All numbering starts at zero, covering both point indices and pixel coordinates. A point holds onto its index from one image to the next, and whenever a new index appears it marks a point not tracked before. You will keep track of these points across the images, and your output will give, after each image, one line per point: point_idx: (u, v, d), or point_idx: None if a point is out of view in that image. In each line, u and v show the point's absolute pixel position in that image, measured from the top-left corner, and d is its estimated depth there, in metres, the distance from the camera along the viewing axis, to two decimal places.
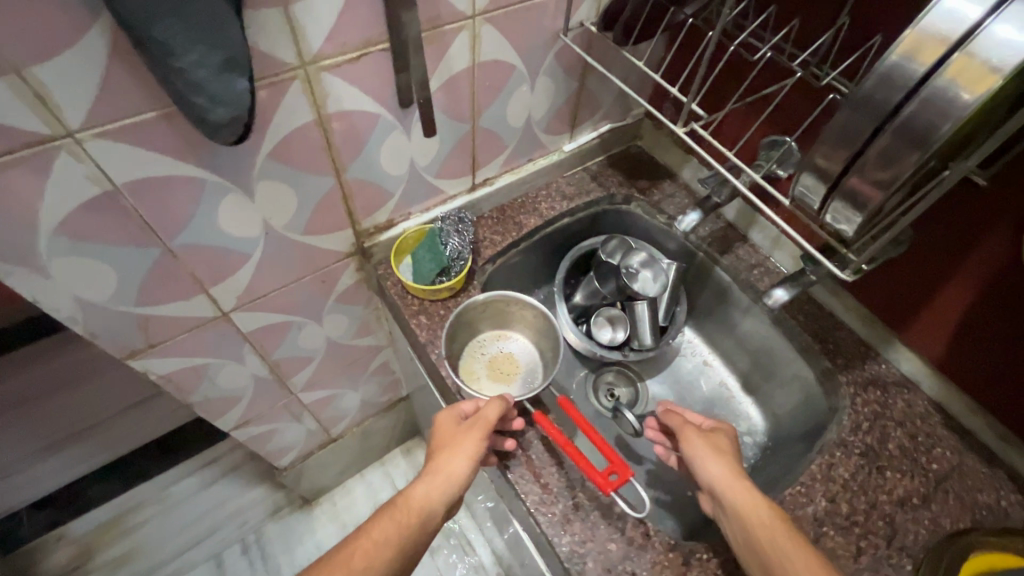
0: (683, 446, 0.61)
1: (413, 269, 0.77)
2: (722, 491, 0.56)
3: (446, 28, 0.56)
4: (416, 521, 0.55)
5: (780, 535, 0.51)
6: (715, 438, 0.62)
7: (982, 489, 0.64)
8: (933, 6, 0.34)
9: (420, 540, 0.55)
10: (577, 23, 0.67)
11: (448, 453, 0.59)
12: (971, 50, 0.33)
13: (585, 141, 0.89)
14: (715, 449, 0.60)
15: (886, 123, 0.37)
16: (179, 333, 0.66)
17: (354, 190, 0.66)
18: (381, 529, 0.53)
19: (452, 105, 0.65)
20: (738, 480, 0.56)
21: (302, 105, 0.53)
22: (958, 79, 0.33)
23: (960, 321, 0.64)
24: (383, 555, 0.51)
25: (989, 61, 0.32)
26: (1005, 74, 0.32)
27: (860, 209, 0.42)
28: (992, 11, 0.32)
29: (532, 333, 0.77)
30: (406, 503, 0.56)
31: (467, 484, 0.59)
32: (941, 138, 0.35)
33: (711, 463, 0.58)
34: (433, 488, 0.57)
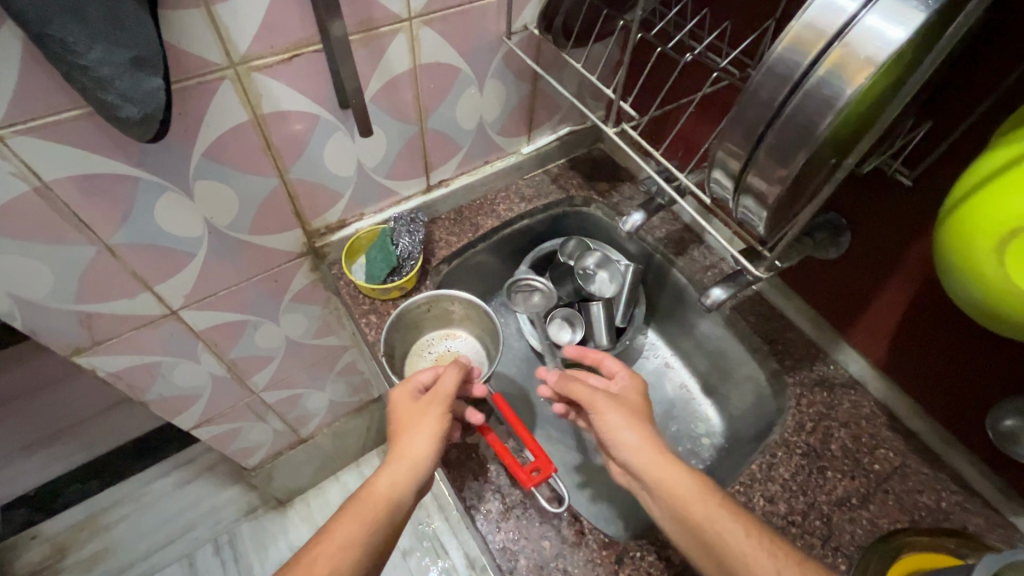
0: (595, 417, 0.60)
1: (365, 268, 0.78)
2: (642, 468, 0.55)
3: (381, 30, 0.57)
4: (382, 515, 0.54)
5: (723, 519, 0.50)
6: (624, 404, 0.61)
7: (923, 490, 0.64)
8: (812, 2, 0.34)
9: (390, 532, 0.54)
10: (521, 26, 0.68)
11: (409, 437, 0.58)
12: (846, 42, 0.33)
13: (543, 143, 0.90)
14: (628, 418, 0.58)
15: (778, 116, 0.37)
16: (126, 331, 0.67)
17: (298, 189, 0.67)
18: (344, 530, 0.52)
19: (395, 106, 0.66)
20: (659, 454, 0.55)
21: (234, 104, 0.54)
22: (836, 71, 0.34)
23: (899, 320, 0.64)
24: (348, 558, 0.51)
25: (866, 52, 0.33)
26: (878, 65, 0.33)
27: (765, 207, 0.42)
28: (866, 4, 0.33)
29: (479, 331, 0.78)
30: (369, 499, 0.55)
31: (434, 463, 0.59)
32: (824, 132, 0.35)
33: (629, 434, 0.57)
34: (397, 478, 0.56)
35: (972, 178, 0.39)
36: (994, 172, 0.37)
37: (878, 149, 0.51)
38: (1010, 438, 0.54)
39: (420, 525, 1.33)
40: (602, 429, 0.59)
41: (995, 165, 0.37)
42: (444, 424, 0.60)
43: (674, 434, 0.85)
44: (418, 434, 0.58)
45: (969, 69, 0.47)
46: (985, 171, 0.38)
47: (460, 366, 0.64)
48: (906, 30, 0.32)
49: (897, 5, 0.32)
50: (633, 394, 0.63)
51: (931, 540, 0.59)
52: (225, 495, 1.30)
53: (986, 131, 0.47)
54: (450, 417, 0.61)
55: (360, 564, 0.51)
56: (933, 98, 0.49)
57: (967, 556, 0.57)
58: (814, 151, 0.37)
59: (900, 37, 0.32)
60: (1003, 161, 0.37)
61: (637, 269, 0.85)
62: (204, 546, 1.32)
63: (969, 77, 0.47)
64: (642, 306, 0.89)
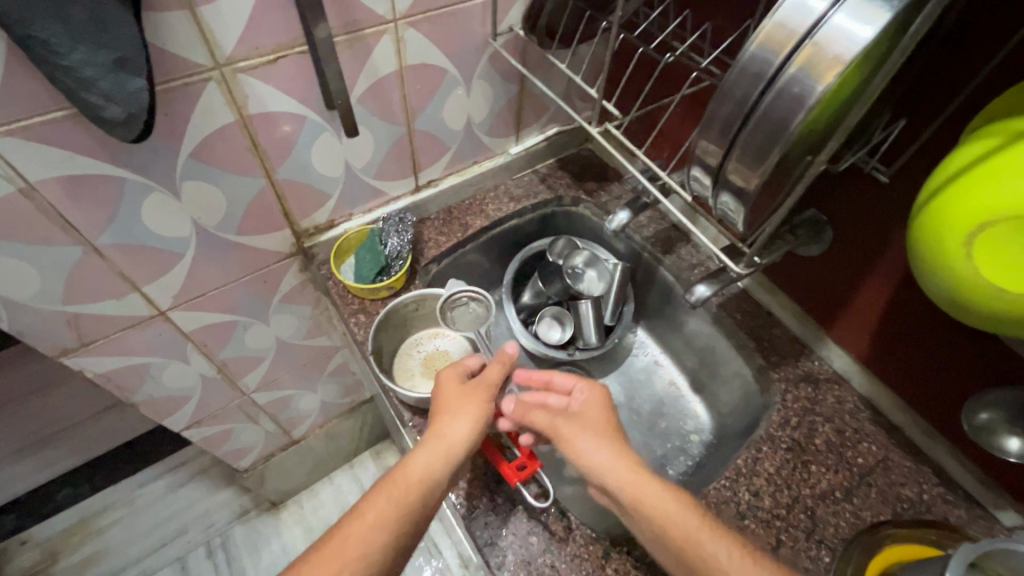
0: (561, 443, 0.60)
1: (354, 268, 0.78)
2: (617, 486, 0.55)
3: (366, 32, 0.58)
4: (416, 495, 0.55)
5: (702, 533, 0.50)
6: (586, 421, 0.61)
7: (905, 483, 0.65)
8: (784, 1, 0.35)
9: (423, 513, 0.55)
10: (507, 28, 0.69)
11: (448, 419, 0.60)
12: (816, 41, 0.34)
13: (532, 144, 0.90)
14: (594, 437, 0.59)
15: (752, 113, 0.38)
16: (114, 332, 0.67)
17: (286, 190, 0.68)
18: (376, 508, 0.53)
19: (382, 107, 0.67)
20: (632, 472, 0.55)
21: (220, 106, 0.54)
22: (806, 68, 0.34)
23: (880, 316, 0.65)
24: (380, 535, 0.51)
25: (835, 51, 0.33)
26: (846, 63, 0.33)
27: (742, 204, 0.43)
28: (834, 3, 0.33)
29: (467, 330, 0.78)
30: (403, 479, 0.55)
31: (471, 448, 0.60)
32: (797, 129, 0.36)
33: (597, 454, 0.58)
34: (433, 459, 0.57)
35: (943, 175, 0.40)
36: (963, 168, 0.38)
37: (855, 147, 0.52)
38: (984, 432, 0.54)
39: None
40: (570, 452, 0.59)
41: (963, 161, 0.38)
42: (485, 410, 0.61)
43: (663, 431, 0.86)
44: (458, 418, 0.60)
45: (940, 68, 0.48)
46: (955, 167, 0.39)
47: (508, 358, 0.66)
48: (873, 29, 0.32)
49: (864, 4, 0.33)
50: (593, 407, 0.63)
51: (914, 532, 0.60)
52: (217, 498, 1.30)
53: (959, 128, 0.48)
54: (491, 405, 0.62)
55: (391, 544, 0.52)
56: (907, 96, 0.50)
57: (947, 546, 0.58)
58: (787, 149, 0.38)
59: (867, 36, 0.33)
60: (971, 158, 0.38)
61: (625, 268, 0.86)
62: (197, 548, 1.32)
63: (941, 76, 0.48)
64: (631, 305, 0.89)
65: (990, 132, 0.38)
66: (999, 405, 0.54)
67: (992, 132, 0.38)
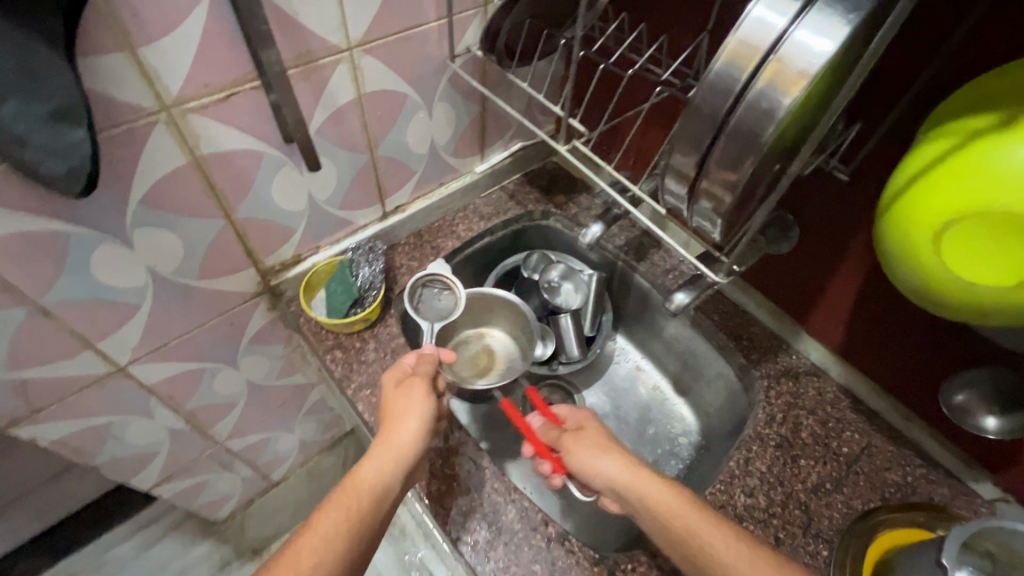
0: (567, 459, 0.62)
1: (326, 302, 0.75)
2: (624, 487, 0.57)
3: (321, 62, 0.56)
4: (365, 505, 0.54)
5: (697, 525, 0.51)
6: (593, 438, 0.62)
7: (890, 468, 0.67)
8: (745, 17, 0.35)
9: (375, 521, 0.53)
10: (464, 49, 0.68)
11: (393, 423, 0.58)
12: (780, 56, 0.34)
13: (497, 161, 0.90)
14: (598, 447, 0.61)
15: (722, 128, 0.38)
16: (67, 395, 0.62)
17: (248, 229, 0.65)
18: (327, 521, 0.51)
19: (343, 135, 0.65)
20: (637, 473, 0.57)
21: (170, 148, 0.51)
22: (772, 83, 0.35)
23: (852, 308, 0.67)
24: (332, 547, 0.50)
25: (799, 65, 0.34)
26: (811, 77, 0.34)
27: (719, 214, 0.43)
28: (794, 19, 0.34)
29: (513, 328, 0.83)
30: (350, 491, 0.54)
31: (418, 450, 0.58)
32: (769, 140, 0.36)
33: (602, 462, 0.59)
34: (380, 468, 0.56)
35: (909, 171, 0.41)
36: (928, 165, 0.39)
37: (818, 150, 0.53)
38: (961, 411, 0.57)
39: (406, 558, 1.30)
40: (578, 467, 0.60)
41: (928, 159, 0.39)
42: (427, 408, 0.60)
43: (650, 437, 0.86)
44: (399, 422, 0.58)
45: (887, 70, 0.50)
46: (921, 163, 0.40)
47: (434, 357, 0.64)
48: (833, 42, 0.33)
49: (824, 17, 0.33)
50: (596, 428, 0.64)
51: (903, 515, 0.62)
52: (194, 553, 1.22)
53: (909, 126, 0.50)
54: (433, 402, 0.60)
55: (343, 553, 0.50)
56: (859, 99, 0.52)
57: (937, 529, 0.61)
58: (760, 158, 0.38)
59: (828, 50, 0.33)
60: (934, 156, 0.39)
61: (601, 279, 0.86)
62: None
63: (890, 76, 0.50)
64: (609, 314, 0.89)
65: (947, 130, 0.39)
66: (972, 387, 0.56)
67: (954, 129, 0.39)
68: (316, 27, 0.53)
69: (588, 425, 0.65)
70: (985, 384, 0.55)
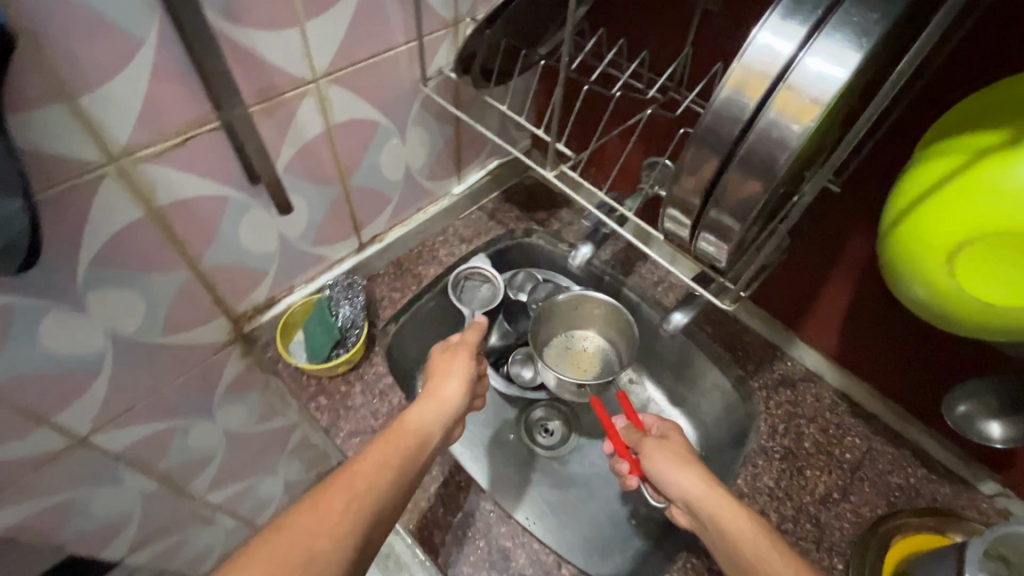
0: (647, 463, 0.64)
1: (305, 344, 0.71)
2: (697, 502, 0.59)
3: (285, 96, 0.52)
4: (413, 447, 0.53)
5: (766, 547, 0.52)
6: (678, 449, 0.64)
7: (893, 471, 0.67)
8: (751, 41, 0.33)
9: (420, 465, 0.53)
10: (436, 71, 0.65)
11: (438, 379, 0.60)
12: (791, 83, 0.32)
13: (475, 180, 0.87)
14: (678, 460, 0.62)
15: (732, 154, 0.36)
16: (23, 475, 0.56)
17: (216, 277, 0.60)
18: (377, 454, 0.51)
19: (313, 170, 0.61)
20: (714, 491, 0.58)
21: (123, 202, 0.46)
22: (785, 111, 0.33)
23: (846, 315, 0.66)
24: (383, 475, 0.49)
25: (811, 93, 0.32)
26: (824, 105, 0.32)
27: (727, 243, 0.41)
28: (803, 45, 0.32)
29: (614, 333, 0.83)
30: (400, 431, 0.54)
31: (458, 410, 0.60)
32: (782, 168, 0.34)
33: (681, 475, 0.60)
34: (424, 417, 0.56)
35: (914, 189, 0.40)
36: (936, 183, 0.38)
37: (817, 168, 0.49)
38: (964, 422, 0.56)
39: None
40: (656, 473, 0.63)
41: (934, 177, 0.38)
42: (469, 370, 0.62)
43: None
44: (446, 380, 0.60)
45: None
46: (926, 182, 0.39)
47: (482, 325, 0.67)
48: (846, 70, 0.31)
49: (835, 43, 0.32)
50: (680, 441, 0.66)
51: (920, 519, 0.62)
52: None
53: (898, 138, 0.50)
54: (475, 365, 0.63)
55: (393, 482, 0.50)
56: None
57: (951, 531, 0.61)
58: (772, 185, 0.36)
59: (841, 77, 0.31)
60: (940, 175, 0.38)
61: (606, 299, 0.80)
62: None
63: None
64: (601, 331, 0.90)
65: (952, 146, 0.38)
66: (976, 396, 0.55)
67: (961, 145, 0.38)
68: (277, 60, 0.49)
69: (671, 437, 0.67)
70: (988, 394, 0.54)
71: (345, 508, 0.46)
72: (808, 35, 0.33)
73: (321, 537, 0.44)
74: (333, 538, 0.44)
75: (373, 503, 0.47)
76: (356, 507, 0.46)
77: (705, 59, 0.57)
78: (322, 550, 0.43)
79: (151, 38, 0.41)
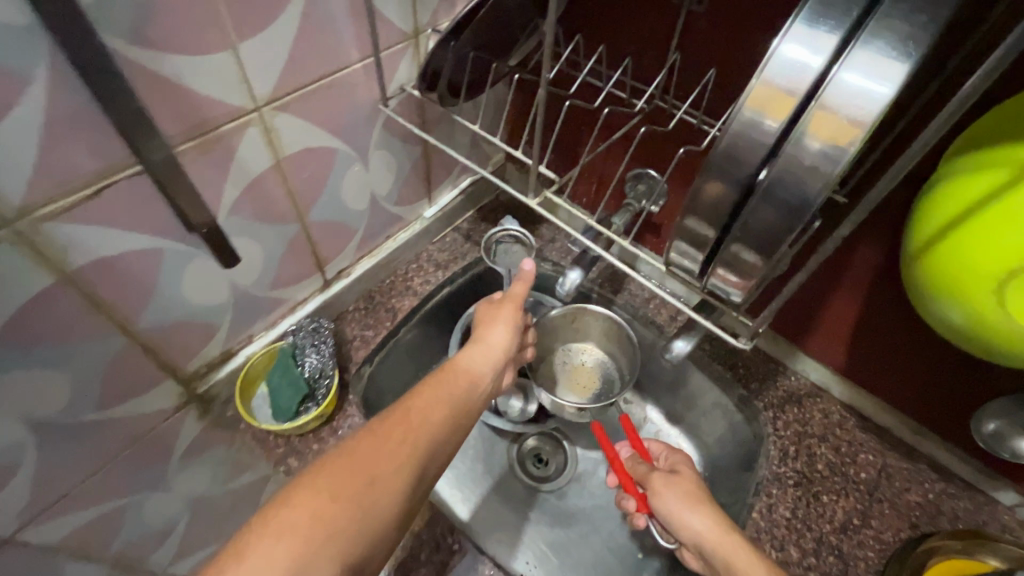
0: (654, 500, 0.59)
1: (270, 400, 0.64)
2: (711, 547, 0.53)
3: (224, 129, 0.45)
4: (468, 388, 0.49)
5: None
6: (690, 486, 0.59)
7: (911, 487, 0.63)
8: (774, 55, 0.30)
9: (475, 406, 0.49)
10: (397, 88, 0.58)
11: (485, 326, 0.57)
12: (824, 101, 0.29)
13: (447, 201, 0.80)
14: (689, 499, 0.56)
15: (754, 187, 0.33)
16: None
17: (158, 338, 0.52)
18: (432, 391, 0.47)
19: (264, 209, 0.53)
20: (727, 535, 0.52)
21: (26, 269, 0.39)
22: (819, 136, 0.30)
23: (854, 330, 0.62)
24: (440, 411, 0.45)
25: (848, 112, 0.29)
26: (867, 125, 0.28)
27: (748, 278, 0.37)
28: (839, 59, 0.29)
29: (616, 346, 0.76)
30: (453, 371, 0.50)
31: (506, 358, 0.56)
32: (816, 200, 0.31)
33: (690, 515, 0.55)
34: (474, 361, 0.53)
35: (942, 213, 0.35)
36: (970, 206, 0.34)
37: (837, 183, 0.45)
38: (995, 441, 0.55)
39: None
40: (663, 512, 0.57)
41: (966, 200, 0.34)
42: (517, 318, 0.59)
43: None
44: (495, 328, 0.57)
45: None
46: (956, 206, 0.35)
47: (532, 275, 0.60)
48: (889, 84, 0.28)
49: (872, 55, 0.28)
50: (692, 478, 0.60)
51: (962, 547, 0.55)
52: None
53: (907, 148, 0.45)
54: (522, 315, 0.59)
55: (449, 419, 0.45)
56: None
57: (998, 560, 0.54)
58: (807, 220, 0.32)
59: (885, 93, 0.28)
60: (974, 198, 0.34)
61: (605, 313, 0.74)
62: None
63: None
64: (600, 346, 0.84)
65: (980, 165, 0.34)
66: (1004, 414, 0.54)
67: (992, 162, 0.33)
68: (207, 89, 0.42)
69: (683, 471, 0.61)
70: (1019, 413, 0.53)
71: (405, 440, 0.42)
72: (839, 47, 0.30)
73: (380, 466, 0.39)
74: (393, 467, 0.40)
75: (431, 437, 0.43)
76: (414, 440, 0.42)
77: (696, 64, 0.52)
78: (383, 479, 0.39)
79: (41, 74, 0.34)
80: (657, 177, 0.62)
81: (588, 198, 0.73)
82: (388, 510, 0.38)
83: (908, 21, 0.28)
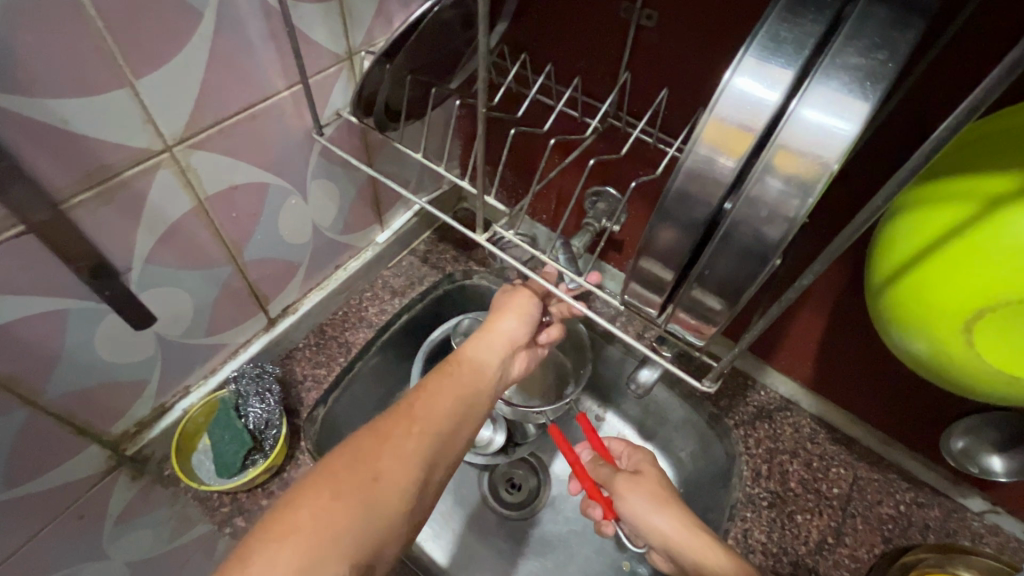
0: (619, 505, 0.54)
1: (212, 455, 0.59)
2: (679, 549, 0.49)
3: (127, 175, 0.40)
4: (474, 382, 0.47)
5: None
6: (648, 480, 0.55)
7: (882, 500, 0.63)
8: (725, 88, 0.28)
9: (482, 402, 0.46)
10: (332, 114, 0.54)
11: (493, 316, 0.53)
12: (784, 141, 0.27)
13: (401, 224, 0.76)
14: (655, 499, 0.53)
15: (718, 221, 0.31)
16: None
17: (74, 403, 0.47)
18: (440, 384, 0.45)
19: (186, 254, 0.48)
20: (694, 536, 0.49)
21: None
22: (781, 173, 0.27)
23: (820, 344, 0.61)
24: (446, 404, 0.43)
25: (811, 152, 0.26)
26: (833, 166, 0.26)
27: (713, 322, 0.35)
28: (797, 95, 0.27)
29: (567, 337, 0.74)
30: (458, 361, 0.48)
31: (515, 349, 0.53)
32: (779, 245, 0.29)
33: (653, 514, 0.51)
34: (481, 348, 0.50)
35: (910, 242, 0.34)
36: (938, 239, 0.32)
37: None
38: (965, 457, 0.57)
39: None
40: (629, 517, 0.53)
41: (933, 232, 0.32)
42: (533, 307, 0.55)
43: None
44: (506, 315, 0.53)
45: None
46: (923, 238, 0.33)
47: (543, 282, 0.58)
48: (852, 122, 0.26)
49: (831, 92, 0.26)
50: (656, 474, 0.56)
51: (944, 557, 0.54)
52: None
53: (864, 171, 0.43)
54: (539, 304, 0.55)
55: (454, 413, 0.43)
56: None
57: None
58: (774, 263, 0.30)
59: (847, 130, 0.26)
60: (941, 229, 0.32)
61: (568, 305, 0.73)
62: None
63: None
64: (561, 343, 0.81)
65: (948, 193, 0.32)
66: (972, 435, 0.55)
67: (954, 195, 0.32)
68: (103, 132, 0.38)
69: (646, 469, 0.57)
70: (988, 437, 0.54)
71: (411, 433, 0.40)
72: (795, 82, 0.27)
73: (385, 459, 0.38)
74: (400, 461, 0.38)
75: (436, 430, 0.41)
76: (421, 432, 0.40)
77: (648, 82, 0.50)
78: (388, 472, 0.37)
79: None
80: (618, 196, 0.59)
81: (549, 216, 0.70)
82: (397, 504, 0.37)
83: (858, 58, 0.26)
